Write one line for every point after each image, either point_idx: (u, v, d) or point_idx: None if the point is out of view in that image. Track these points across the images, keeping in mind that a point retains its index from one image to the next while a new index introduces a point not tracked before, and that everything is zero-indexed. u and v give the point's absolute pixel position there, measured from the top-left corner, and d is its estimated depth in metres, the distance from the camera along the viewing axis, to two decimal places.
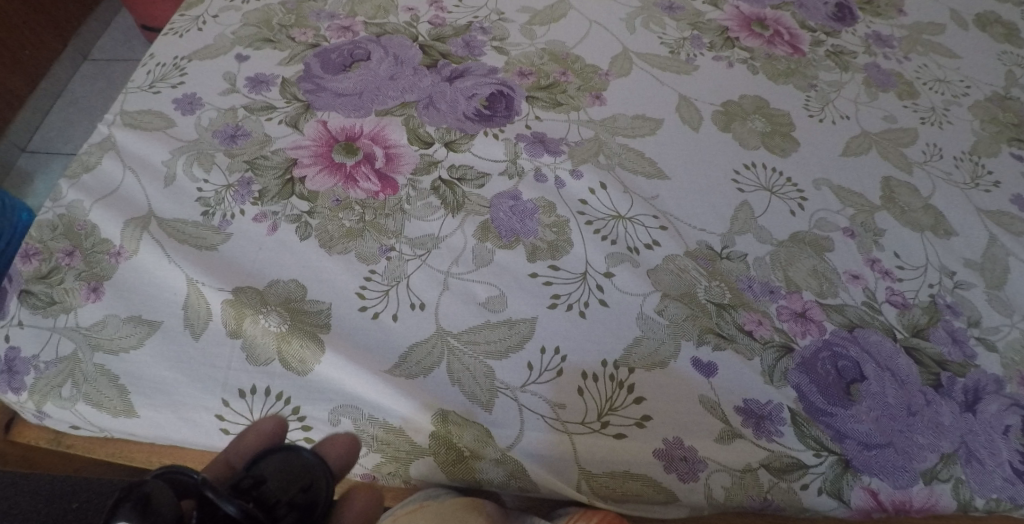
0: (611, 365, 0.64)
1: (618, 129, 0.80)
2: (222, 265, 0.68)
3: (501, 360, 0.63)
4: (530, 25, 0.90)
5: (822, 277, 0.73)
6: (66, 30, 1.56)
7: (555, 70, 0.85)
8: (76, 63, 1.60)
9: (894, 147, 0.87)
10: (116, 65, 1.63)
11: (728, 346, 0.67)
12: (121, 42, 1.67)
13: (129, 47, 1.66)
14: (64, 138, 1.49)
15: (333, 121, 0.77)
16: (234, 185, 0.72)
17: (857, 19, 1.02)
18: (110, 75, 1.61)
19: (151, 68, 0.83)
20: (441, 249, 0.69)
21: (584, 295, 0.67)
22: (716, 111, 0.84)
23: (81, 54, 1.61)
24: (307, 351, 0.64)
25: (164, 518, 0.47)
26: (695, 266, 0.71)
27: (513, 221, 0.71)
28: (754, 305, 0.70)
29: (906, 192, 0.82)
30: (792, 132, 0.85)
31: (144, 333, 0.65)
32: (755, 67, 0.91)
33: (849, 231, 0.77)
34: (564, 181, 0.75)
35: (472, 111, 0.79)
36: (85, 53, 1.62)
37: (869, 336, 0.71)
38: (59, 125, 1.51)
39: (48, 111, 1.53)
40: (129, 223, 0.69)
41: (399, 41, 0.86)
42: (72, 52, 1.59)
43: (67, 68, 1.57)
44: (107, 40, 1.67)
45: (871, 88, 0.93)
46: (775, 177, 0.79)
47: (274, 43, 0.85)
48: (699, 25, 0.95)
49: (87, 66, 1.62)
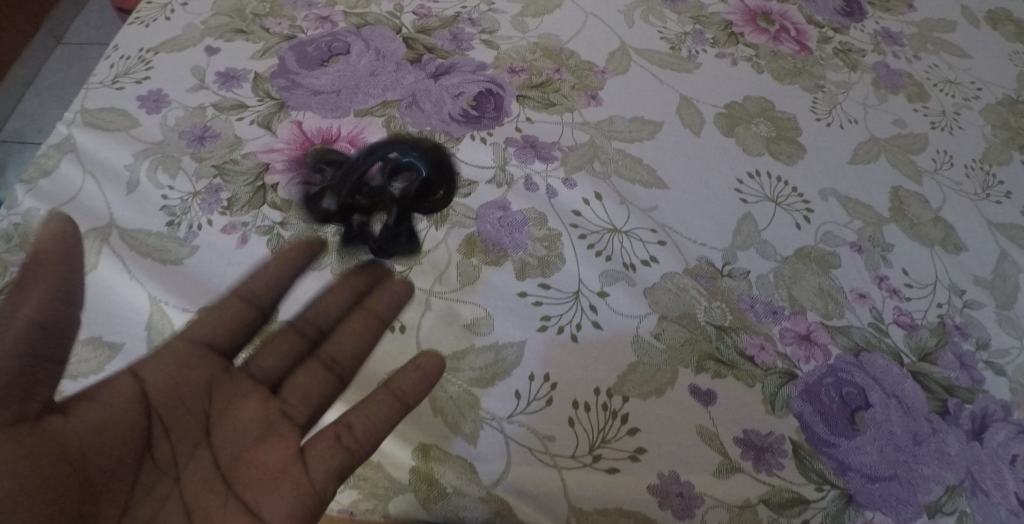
0: (604, 393, 0.60)
1: (615, 133, 0.75)
2: (188, 282, 0.63)
3: (487, 387, 0.59)
4: (522, 16, 0.84)
5: (827, 296, 0.69)
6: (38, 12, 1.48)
7: (548, 67, 0.80)
8: (49, 46, 1.52)
9: (904, 154, 0.82)
10: (93, 49, 1.55)
11: (728, 374, 0.63)
12: (98, 25, 1.59)
13: (105, 30, 1.58)
14: (38, 125, 1.42)
15: (309, 122, 0.72)
16: (202, 192, 0.67)
17: (865, 14, 0.97)
18: (87, 60, 1.53)
19: (114, 61, 0.76)
20: (424, 265, 0.64)
21: (576, 317, 0.63)
22: (719, 113, 0.79)
23: (54, 38, 1.53)
24: None
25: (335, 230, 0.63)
26: (695, 285, 0.66)
27: (501, 234, 0.66)
28: (756, 328, 0.66)
29: (915, 203, 0.78)
30: (798, 137, 0.80)
31: (103, 356, 0.60)
32: (760, 66, 0.86)
33: (856, 245, 0.73)
34: (556, 190, 0.70)
35: (459, 111, 0.74)
36: (59, 36, 1.55)
37: (875, 360, 0.67)
38: (31, 112, 1.44)
39: (20, 98, 1.45)
40: (87, 235, 0.64)
41: (382, 33, 0.80)
42: (44, 35, 1.51)
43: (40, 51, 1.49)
44: (82, 22, 1.59)
45: (880, 89, 0.88)
46: (780, 187, 0.75)
47: (246, 34, 0.79)
48: (702, 18, 0.89)
49: (61, 50, 1.54)
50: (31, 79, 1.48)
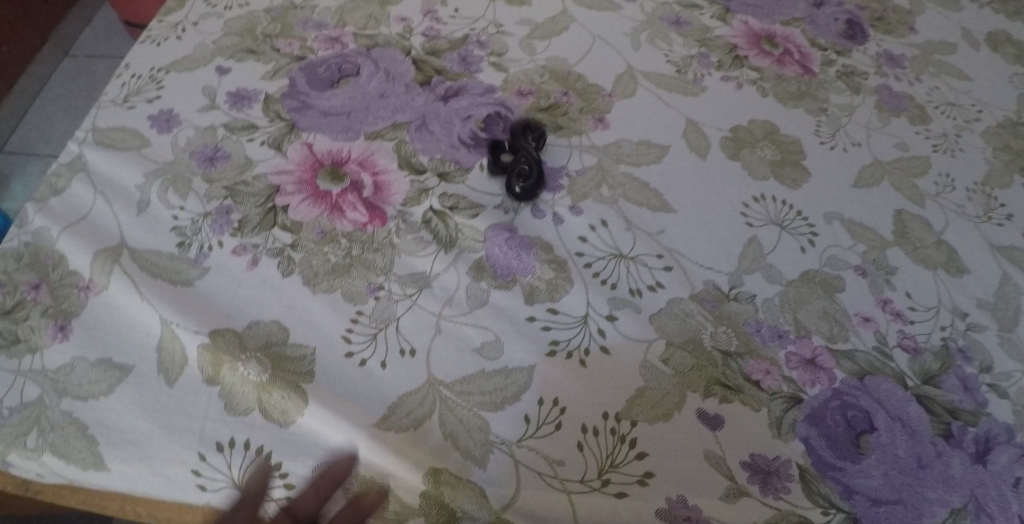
0: (613, 418, 0.61)
1: (622, 157, 0.76)
2: (198, 303, 0.63)
3: (496, 411, 0.60)
4: (530, 39, 0.86)
5: (832, 320, 0.70)
6: (45, 25, 1.49)
7: (556, 90, 0.81)
8: (56, 58, 1.53)
9: (907, 177, 0.83)
10: (98, 61, 1.56)
11: (735, 398, 0.63)
12: (104, 38, 1.60)
13: (112, 42, 1.59)
14: (43, 137, 1.43)
15: (319, 144, 0.73)
16: (212, 213, 0.68)
17: (868, 36, 0.98)
18: (93, 72, 1.54)
19: (125, 80, 0.77)
20: (433, 288, 0.65)
21: (584, 341, 0.64)
22: (724, 136, 0.80)
23: (61, 50, 1.54)
24: (289, 402, 0.59)
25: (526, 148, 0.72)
26: (701, 310, 0.67)
27: (509, 257, 0.67)
28: (762, 352, 0.66)
29: (919, 227, 0.79)
30: (802, 160, 0.81)
31: (114, 377, 0.60)
32: (765, 89, 0.87)
33: (861, 269, 0.74)
34: (563, 216, 0.70)
35: (468, 134, 0.75)
36: (66, 48, 1.55)
37: (880, 384, 0.68)
38: (36, 124, 1.44)
39: (25, 111, 1.46)
40: (98, 255, 0.65)
41: (391, 55, 0.81)
42: (51, 47, 1.52)
43: (46, 63, 1.50)
44: (88, 35, 1.59)
45: (882, 112, 0.89)
46: (785, 211, 0.76)
47: (256, 54, 0.80)
48: (707, 42, 0.90)
49: (68, 62, 1.54)
50: (37, 92, 1.48)
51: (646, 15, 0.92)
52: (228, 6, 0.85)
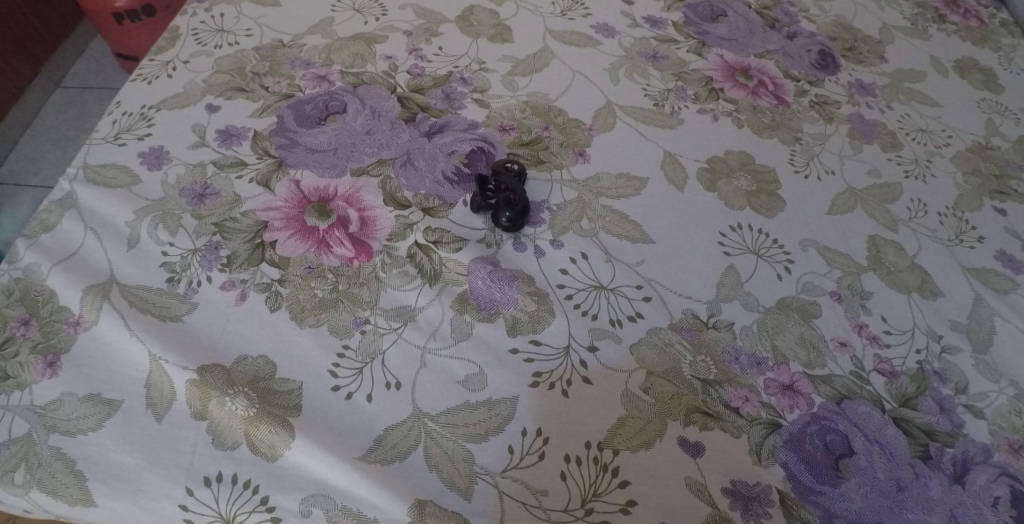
0: (595, 447, 0.62)
1: (601, 190, 0.78)
2: (186, 339, 0.64)
3: (480, 443, 0.61)
4: (512, 75, 0.88)
5: (809, 345, 0.72)
6: (38, 58, 1.52)
7: (537, 125, 0.83)
8: (47, 90, 1.55)
9: (880, 203, 0.86)
10: (90, 92, 1.58)
11: (715, 425, 0.65)
12: (96, 69, 1.62)
13: (102, 74, 1.61)
14: (34, 168, 1.44)
15: (306, 181, 0.74)
16: (201, 249, 0.69)
17: (839, 66, 1.01)
18: (84, 104, 1.56)
19: (116, 117, 0.79)
20: (418, 322, 0.66)
21: (567, 371, 0.65)
22: (701, 167, 0.83)
23: (53, 81, 1.57)
24: (276, 436, 0.60)
25: (507, 181, 0.73)
26: (680, 339, 0.69)
27: (492, 290, 0.68)
28: (741, 379, 0.68)
29: (892, 251, 0.81)
30: (778, 189, 0.83)
31: (103, 412, 0.61)
32: (740, 120, 0.90)
33: (836, 294, 0.76)
34: (544, 250, 0.72)
35: (452, 169, 0.77)
36: (57, 80, 1.58)
37: (857, 408, 0.69)
38: (28, 154, 1.46)
39: (16, 141, 1.47)
40: (88, 292, 0.66)
41: (377, 92, 0.83)
42: (43, 79, 1.54)
43: (39, 94, 1.53)
44: (81, 66, 1.62)
45: (855, 140, 0.92)
46: (761, 239, 0.78)
47: (246, 93, 0.82)
48: (684, 75, 0.93)
49: (60, 93, 1.57)
50: (28, 123, 1.50)
51: (624, 50, 0.95)
52: (218, 46, 0.87)
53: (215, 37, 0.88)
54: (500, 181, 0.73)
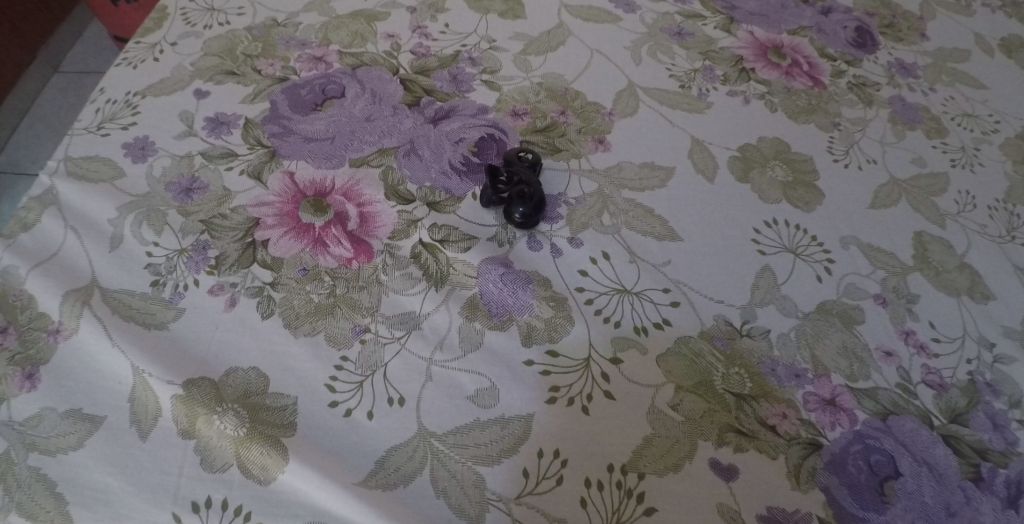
0: (618, 470, 0.56)
1: (623, 181, 0.71)
2: (172, 349, 0.58)
3: (492, 466, 0.55)
4: (524, 54, 0.81)
5: (852, 355, 0.65)
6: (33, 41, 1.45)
7: (553, 109, 0.76)
8: (45, 75, 1.48)
9: (925, 196, 0.79)
10: (89, 78, 1.51)
11: (750, 446, 0.59)
12: (93, 53, 1.55)
13: (103, 58, 1.54)
14: (33, 156, 1.37)
15: (301, 173, 0.68)
16: (188, 250, 0.63)
17: (878, 44, 0.93)
18: (84, 90, 1.49)
19: (99, 105, 0.72)
20: (424, 330, 0.60)
21: (587, 386, 0.59)
22: (733, 156, 0.76)
23: (51, 66, 1.49)
24: (269, 458, 0.55)
25: (522, 170, 0.66)
26: (711, 349, 0.62)
27: (504, 293, 0.62)
28: (778, 394, 0.61)
29: (939, 249, 0.74)
30: (816, 181, 0.76)
31: (85, 430, 0.55)
32: (774, 103, 0.82)
33: (880, 298, 0.69)
34: (561, 249, 0.65)
35: (460, 159, 0.70)
36: (55, 64, 1.50)
37: (903, 424, 0.63)
38: (27, 142, 1.39)
39: (14, 129, 1.40)
40: (68, 296, 0.60)
41: (378, 74, 0.76)
42: (40, 64, 1.47)
43: (36, 80, 1.46)
44: (79, 50, 1.54)
45: (897, 125, 0.85)
46: (799, 236, 0.71)
47: (237, 76, 0.75)
48: (711, 54, 0.86)
49: (58, 79, 1.50)
50: (27, 110, 1.43)
51: (647, 26, 0.87)
52: (208, 25, 0.80)
53: (205, 16, 0.81)
54: (513, 171, 0.66)
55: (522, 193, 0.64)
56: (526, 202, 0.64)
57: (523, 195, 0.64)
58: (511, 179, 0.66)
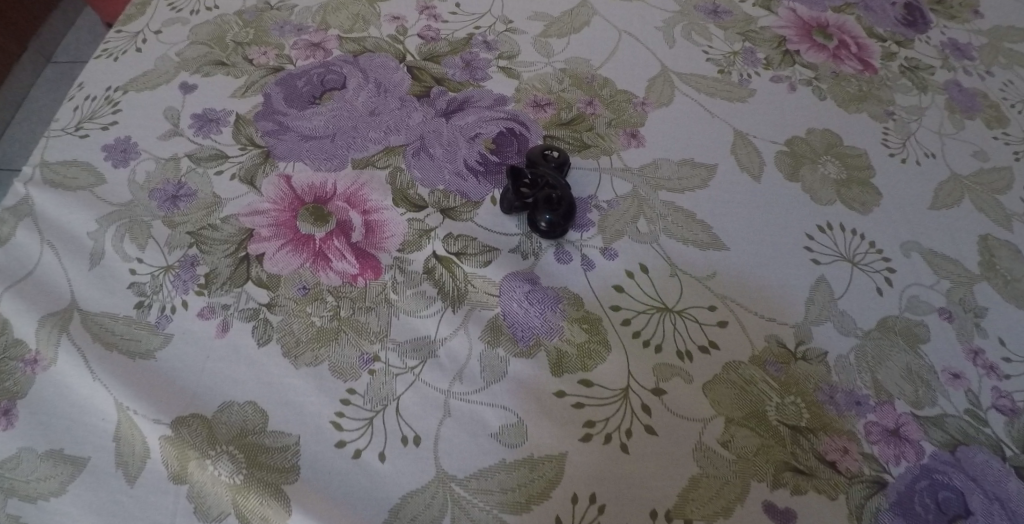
0: (663, 517, 0.50)
1: (660, 181, 0.64)
2: (159, 383, 0.52)
3: (520, 514, 0.49)
4: (545, 37, 0.73)
5: (917, 379, 0.58)
6: (25, 30, 1.36)
7: (579, 99, 0.68)
8: (37, 66, 1.39)
9: (989, 194, 0.70)
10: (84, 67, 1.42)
11: (808, 486, 0.52)
12: (91, 42, 1.46)
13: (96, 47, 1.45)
14: (27, 150, 1.29)
15: (299, 176, 0.60)
16: (175, 267, 0.56)
17: (930, 22, 0.84)
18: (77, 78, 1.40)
19: (77, 102, 0.64)
20: (440, 358, 0.53)
21: (626, 421, 0.52)
22: (780, 151, 0.68)
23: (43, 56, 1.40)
24: (270, 508, 0.48)
25: (546, 172, 0.59)
26: (764, 375, 0.56)
27: (531, 314, 0.55)
28: (838, 425, 0.55)
29: (1007, 255, 0.66)
30: (871, 178, 0.69)
31: (66, 474, 0.49)
32: (822, 90, 0.74)
33: (946, 312, 0.62)
34: (593, 261, 0.58)
35: (477, 157, 0.63)
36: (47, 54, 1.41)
37: (974, 456, 0.56)
38: (22, 136, 1.31)
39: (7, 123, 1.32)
40: (45, 321, 0.53)
41: (383, 62, 0.68)
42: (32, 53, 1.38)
43: (28, 70, 1.37)
44: (72, 39, 1.45)
45: (955, 114, 0.76)
46: (856, 242, 0.64)
47: (227, 67, 0.67)
48: (750, 35, 0.77)
49: (50, 69, 1.40)
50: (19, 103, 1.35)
51: (680, 4, 0.79)
52: (194, 9, 0.72)
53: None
54: (537, 174, 0.59)
55: (548, 197, 0.57)
56: (552, 208, 0.57)
57: (549, 199, 0.57)
58: (534, 182, 0.59)
